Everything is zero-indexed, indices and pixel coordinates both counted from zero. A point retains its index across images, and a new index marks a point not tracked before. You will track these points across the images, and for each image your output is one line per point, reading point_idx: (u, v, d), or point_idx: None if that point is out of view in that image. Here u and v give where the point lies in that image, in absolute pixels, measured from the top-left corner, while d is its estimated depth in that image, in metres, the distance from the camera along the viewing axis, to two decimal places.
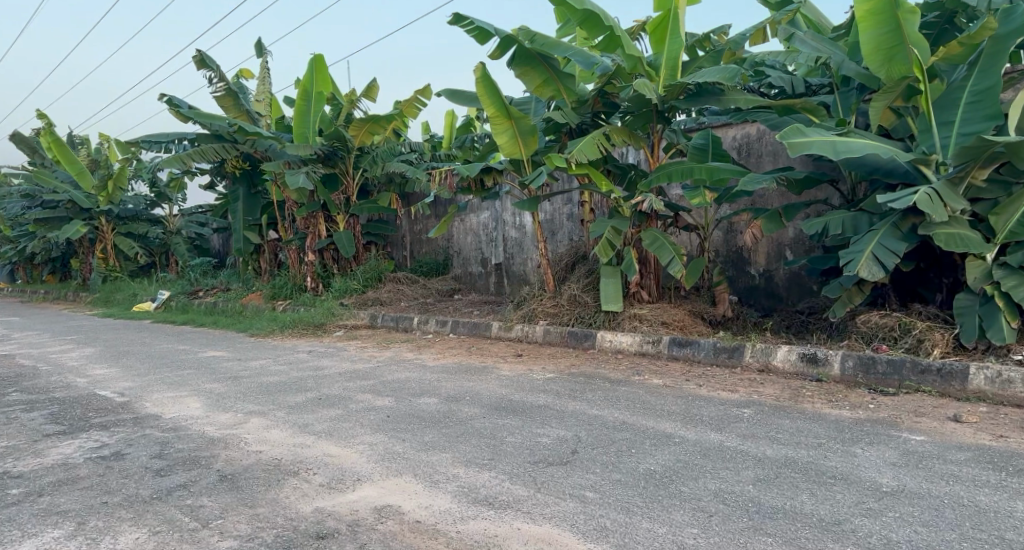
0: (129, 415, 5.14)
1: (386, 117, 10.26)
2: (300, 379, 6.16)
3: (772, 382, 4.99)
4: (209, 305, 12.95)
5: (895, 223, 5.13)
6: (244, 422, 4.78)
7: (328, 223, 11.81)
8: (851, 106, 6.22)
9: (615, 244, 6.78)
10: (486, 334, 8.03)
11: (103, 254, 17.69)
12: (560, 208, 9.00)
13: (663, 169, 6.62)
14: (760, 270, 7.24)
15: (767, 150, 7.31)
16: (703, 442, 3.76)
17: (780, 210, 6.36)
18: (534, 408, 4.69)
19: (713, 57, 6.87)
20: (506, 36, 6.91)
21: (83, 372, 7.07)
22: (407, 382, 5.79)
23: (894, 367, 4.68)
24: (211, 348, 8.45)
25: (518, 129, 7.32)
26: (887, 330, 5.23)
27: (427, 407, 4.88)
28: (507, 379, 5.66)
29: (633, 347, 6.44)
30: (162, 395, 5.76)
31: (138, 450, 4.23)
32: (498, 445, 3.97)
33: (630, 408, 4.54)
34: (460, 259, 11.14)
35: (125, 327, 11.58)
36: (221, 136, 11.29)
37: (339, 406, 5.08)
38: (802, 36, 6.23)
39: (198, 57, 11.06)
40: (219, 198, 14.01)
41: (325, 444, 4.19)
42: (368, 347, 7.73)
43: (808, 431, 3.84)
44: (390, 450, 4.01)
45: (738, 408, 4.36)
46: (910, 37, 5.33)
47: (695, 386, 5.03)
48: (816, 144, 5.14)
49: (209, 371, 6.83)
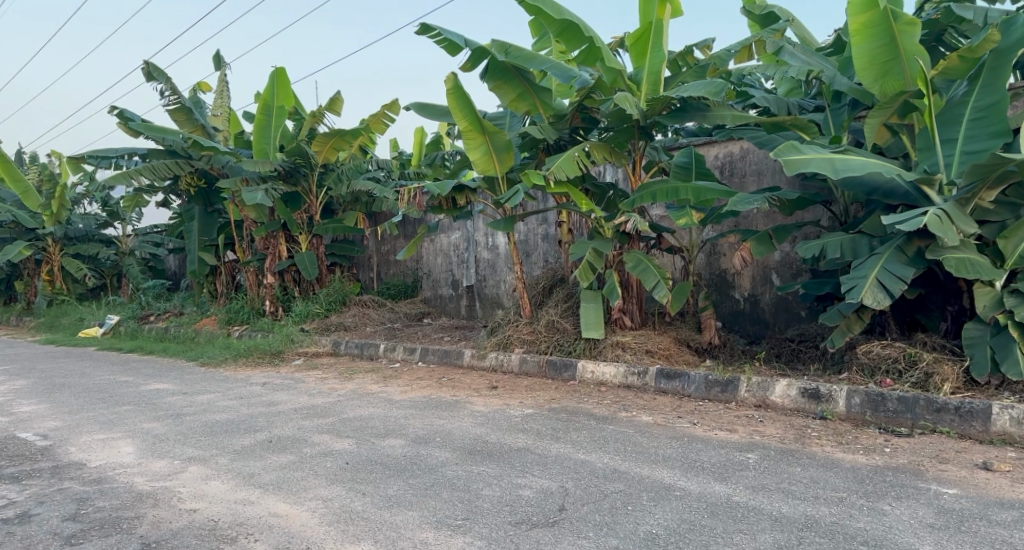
0: (48, 463, 4.48)
1: (351, 133, 9.71)
2: (251, 418, 5.54)
3: (772, 420, 4.57)
4: (160, 331, 12.18)
5: (900, 246, 4.78)
6: (181, 472, 4.18)
7: (289, 243, 11.17)
8: (843, 123, 5.94)
9: (597, 267, 6.33)
10: (457, 363, 7.49)
11: (49, 277, 16.73)
12: (535, 228, 8.57)
13: (645, 189, 6.22)
14: (745, 295, 6.87)
15: (750, 169, 6.98)
16: (707, 496, 3.30)
17: (771, 231, 5.99)
18: (513, 453, 4.17)
19: (697, 73, 6.53)
20: (477, 47, 6.47)
21: (6, 409, 6.34)
22: (370, 420, 5.22)
23: (906, 405, 4.29)
24: (156, 380, 7.74)
25: (492, 145, 6.86)
26: (890, 361, 4.84)
27: (392, 452, 4.33)
28: (481, 417, 5.13)
29: (616, 379, 5.97)
30: (90, 437, 5.10)
31: (49, 510, 3.61)
32: (473, 501, 3.44)
33: (620, 452, 4.04)
34: (430, 281, 10.61)
35: (66, 355, 10.74)
36: (175, 152, 10.63)
37: (292, 451, 4.50)
38: (790, 49, 5.91)
39: (147, 68, 10.46)
40: (174, 217, 13.32)
41: (271, 500, 3.63)
42: (329, 379, 7.11)
43: (824, 482, 3.39)
44: (347, 508, 3.46)
45: (741, 452, 3.90)
46: (907, 50, 5.05)
47: (689, 424, 4.57)
48: (814, 162, 4.78)
49: (149, 407, 6.17)
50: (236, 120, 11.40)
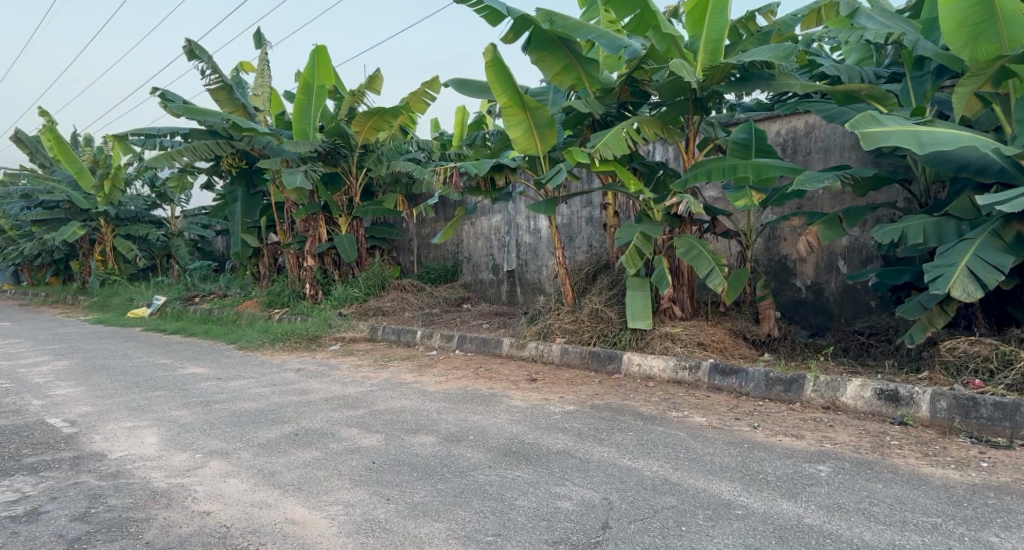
0: (69, 453, 4.31)
1: (392, 112, 9.39)
2: (279, 408, 5.30)
3: (843, 425, 4.09)
4: (203, 312, 12.18)
5: (996, 231, 4.22)
6: (200, 467, 3.95)
7: (329, 226, 10.97)
8: (926, 93, 5.34)
9: (645, 253, 5.88)
10: (495, 352, 7.16)
11: (102, 257, 17.02)
12: (579, 211, 8.15)
13: (700, 167, 5.71)
14: (808, 283, 6.33)
15: (816, 146, 6.41)
16: (774, 517, 2.87)
17: (841, 213, 5.44)
18: (552, 456, 3.81)
19: (760, 39, 5.99)
20: (520, 15, 6.03)
21: (43, 392, 6.26)
22: (402, 413, 4.93)
23: (1004, 412, 3.77)
24: (192, 364, 7.61)
25: (534, 122, 6.44)
26: (980, 360, 4.30)
27: (422, 451, 4.01)
28: (518, 412, 4.78)
29: (665, 373, 5.54)
30: (117, 425, 4.94)
31: (59, 508, 3.40)
32: (506, 512, 3.09)
33: (671, 459, 3.64)
34: (470, 265, 10.30)
35: (112, 335, 10.81)
36: (216, 132, 10.48)
37: (318, 447, 4.23)
38: (867, 11, 5.32)
39: (188, 47, 10.32)
40: (218, 199, 13.29)
41: (290, 504, 3.35)
42: (363, 367, 6.85)
43: (912, 502, 2.92)
44: (368, 516, 3.15)
45: (811, 464, 3.44)
46: (1005, 10, 4.46)
47: (749, 428, 4.12)
48: (896, 135, 4.24)
49: (181, 393, 6.01)
50: (278, 100, 11.23)
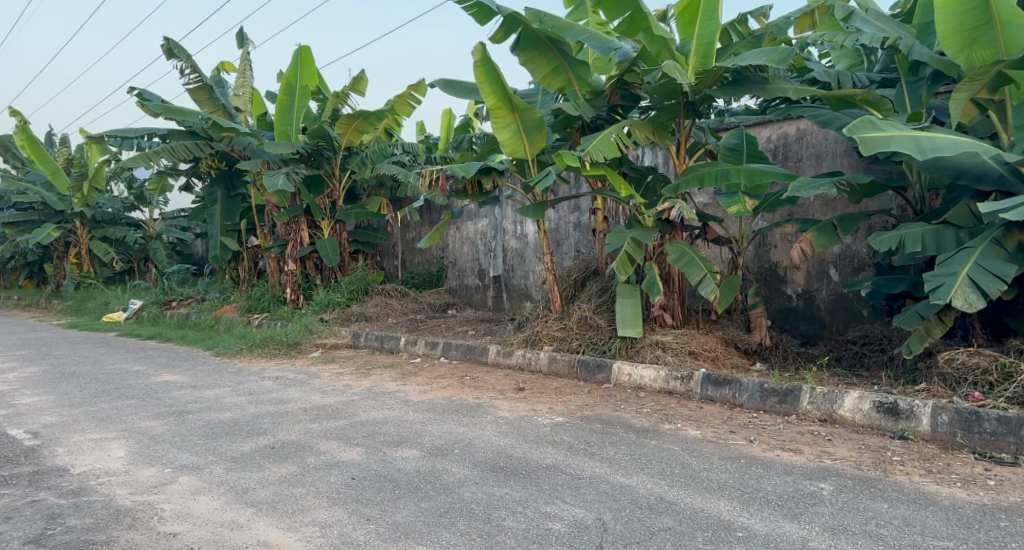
0: (29, 468, 4.07)
1: (376, 114, 9.19)
2: (255, 418, 5.07)
3: (843, 440, 3.96)
4: (181, 318, 11.86)
5: (997, 239, 4.12)
6: (169, 483, 3.73)
7: (311, 229, 10.73)
8: (921, 100, 5.23)
9: (636, 259, 5.71)
10: (482, 360, 6.98)
11: (77, 260, 16.57)
12: (567, 216, 8.01)
13: (692, 172, 5.57)
14: (799, 291, 6.22)
15: (807, 152, 6.31)
16: (777, 540, 2.71)
17: (836, 220, 5.32)
18: (540, 471, 3.63)
19: (751, 43, 5.90)
20: (508, 15, 5.87)
21: (6, 401, 5.97)
22: (384, 424, 4.73)
23: (1009, 427, 3.65)
24: (167, 371, 7.33)
25: (522, 123, 6.29)
26: (980, 371, 4.18)
27: (405, 466, 3.83)
28: (506, 424, 4.60)
29: (656, 383, 5.39)
30: (82, 437, 4.69)
31: (14, 529, 3.17)
32: (494, 534, 2.91)
33: (666, 475, 3.48)
34: (455, 270, 10.12)
35: (85, 340, 10.47)
36: (194, 133, 10.22)
37: (295, 460, 4.03)
38: (862, 14, 5.23)
39: (165, 46, 10.06)
40: (198, 201, 13.00)
41: (263, 524, 3.14)
42: (345, 374, 6.64)
43: (920, 524, 2.78)
44: (347, 538, 2.95)
45: (812, 482, 3.30)
46: (1002, 15, 4.36)
47: (744, 442, 3.98)
48: (896, 140, 4.12)
49: (153, 402, 5.76)
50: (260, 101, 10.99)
